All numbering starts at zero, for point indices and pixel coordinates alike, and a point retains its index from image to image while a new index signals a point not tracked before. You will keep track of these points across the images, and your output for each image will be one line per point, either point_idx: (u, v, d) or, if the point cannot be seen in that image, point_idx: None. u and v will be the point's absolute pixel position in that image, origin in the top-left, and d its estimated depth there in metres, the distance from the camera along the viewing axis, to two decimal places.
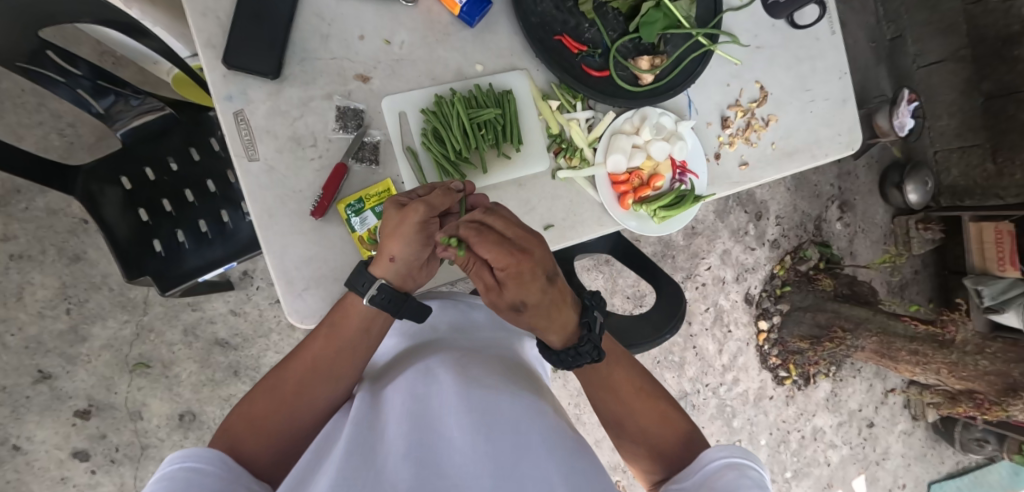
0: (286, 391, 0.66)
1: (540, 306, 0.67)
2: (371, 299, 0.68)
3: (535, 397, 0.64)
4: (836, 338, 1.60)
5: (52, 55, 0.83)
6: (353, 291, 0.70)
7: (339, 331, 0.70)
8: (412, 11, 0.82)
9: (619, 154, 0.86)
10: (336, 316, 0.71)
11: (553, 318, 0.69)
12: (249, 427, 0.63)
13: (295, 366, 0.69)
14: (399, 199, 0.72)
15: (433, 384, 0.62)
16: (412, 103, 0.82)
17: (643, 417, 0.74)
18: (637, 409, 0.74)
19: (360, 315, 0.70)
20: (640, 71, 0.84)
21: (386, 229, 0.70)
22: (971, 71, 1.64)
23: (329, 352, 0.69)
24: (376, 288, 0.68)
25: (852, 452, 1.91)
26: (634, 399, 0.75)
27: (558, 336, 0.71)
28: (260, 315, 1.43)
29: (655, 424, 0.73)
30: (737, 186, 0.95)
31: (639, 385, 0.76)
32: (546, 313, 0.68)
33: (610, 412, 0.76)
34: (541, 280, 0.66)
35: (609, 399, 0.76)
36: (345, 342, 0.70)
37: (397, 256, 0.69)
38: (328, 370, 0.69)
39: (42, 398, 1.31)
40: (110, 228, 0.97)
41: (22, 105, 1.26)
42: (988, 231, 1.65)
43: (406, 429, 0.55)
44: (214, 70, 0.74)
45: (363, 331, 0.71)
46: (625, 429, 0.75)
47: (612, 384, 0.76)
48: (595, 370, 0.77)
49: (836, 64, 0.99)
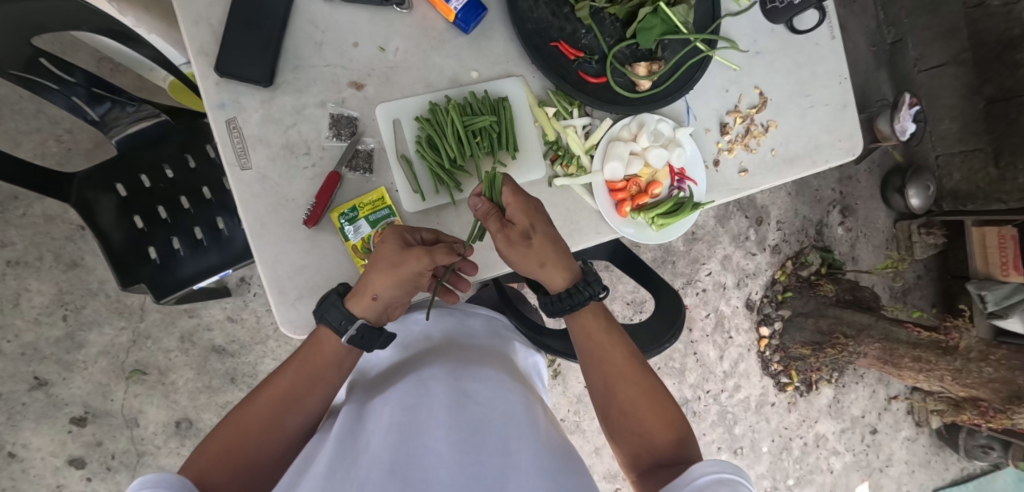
0: (255, 422, 0.65)
1: (547, 239, 0.76)
2: (349, 339, 0.69)
3: (526, 410, 0.63)
4: (838, 345, 1.57)
5: (47, 63, 0.82)
6: (328, 326, 0.69)
7: (313, 362, 0.69)
8: (406, 18, 0.82)
9: (617, 161, 0.85)
10: (309, 347, 0.70)
11: (558, 253, 0.76)
12: (216, 458, 0.62)
13: (262, 397, 0.67)
14: (403, 237, 0.73)
15: (421, 396, 0.61)
16: (407, 110, 0.81)
17: (634, 395, 0.73)
18: (628, 386, 0.73)
19: (333, 350, 0.70)
20: (638, 77, 0.83)
21: (381, 260, 0.70)
22: (973, 75, 1.62)
23: (297, 385, 0.68)
24: (353, 326, 0.68)
25: (855, 459, 1.89)
26: (622, 370, 0.75)
27: (564, 273, 0.77)
28: (258, 322, 1.42)
29: (646, 405, 0.72)
30: (736, 192, 0.94)
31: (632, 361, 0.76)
32: (554, 244, 0.76)
33: (598, 382, 0.76)
34: (545, 217, 0.77)
35: (600, 369, 0.76)
36: (315, 376, 0.69)
37: (380, 295, 0.70)
38: (302, 399, 0.68)
39: (38, 405, 1.31)
40: (104, 235, 0.96)
41: (20, 111, 1.26)
42: (992, 236, 1.64)
43: (393, 442, 0.54)
44: (207, 78, 0.74)
45: (336, 365, 0.71)
46: (615, 407, 0.74)
47: (607, 353, 0.76)
48: (591, 335, 0.77)
49: (836, 69, 0.98)
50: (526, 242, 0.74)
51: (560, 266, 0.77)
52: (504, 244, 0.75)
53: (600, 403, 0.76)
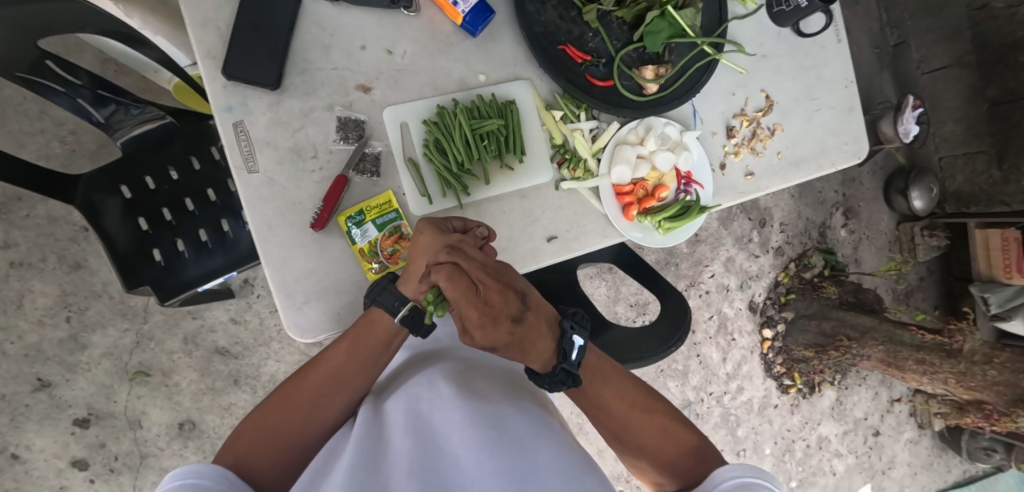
0: (304, 400, 0.67)
1: (513, 344, 0.64)
2: (401, 319, 0.68)
3: (541, 413, 0.63)
4: (840, 347, 1.58)
5: (52, 65, 0.82)
6: (382, 309, 0.69)
7: (363, 344, 0.69)
8: (413, 21, 0.81)
9: (624, 165, 0.85)
10: (359, 330, 0.70)
11: (528, 352, 0.66)
12: (258, 440, 0.63)
13: (313, 375, 0.69)
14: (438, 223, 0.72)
15: (435, 400, 0.61)
16: (415, 114, 0.81)
17: (647, 434, 0.74)
18: (640, 429, 0.74)
19: (384, 332, 0.70)
20: (645, 80, 0.83)
21: (425, 250, 0.70)
22: (976, 77, 1.62)
23: (346, 366, 0.69)
24: (406, 308, 0.68)
25: (858, 461, 1.89)
26: (629, 416, 0.75)
27: (538, 362, 0.68)
28: (261, 323, 1.43)
29: (663, 436, 0.73)
30: (743, 196, 0.94)
31: (638, 405, 0.76)
32: (522, 348, 0.65)
33: (609, 430, 0.76)
34: (513, 319, 0.63)
35: (607, 419, 0.76)
36: (363, 356, 0.70)
37: (429, 282, 0.70)
38: (349, 382, 0.69)
39: (41, 407, 1.30)
40: (109, 238, 0.96)
41: (24, 112, 1.26)
42: (995, 238, 1.63)
43: (411, 444, 0.54)
44: (214, 81, 0.74)
45: (382, 351, 0.71)
46: (634, 446, 0.75)
47: (611, 403, 0.75)
48: (593, 390, 0.75)
49: (842, 72, 0.98)
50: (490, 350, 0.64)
51: (532, 359, 0.67)
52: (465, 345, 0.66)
53: (619, 446, 0.77)
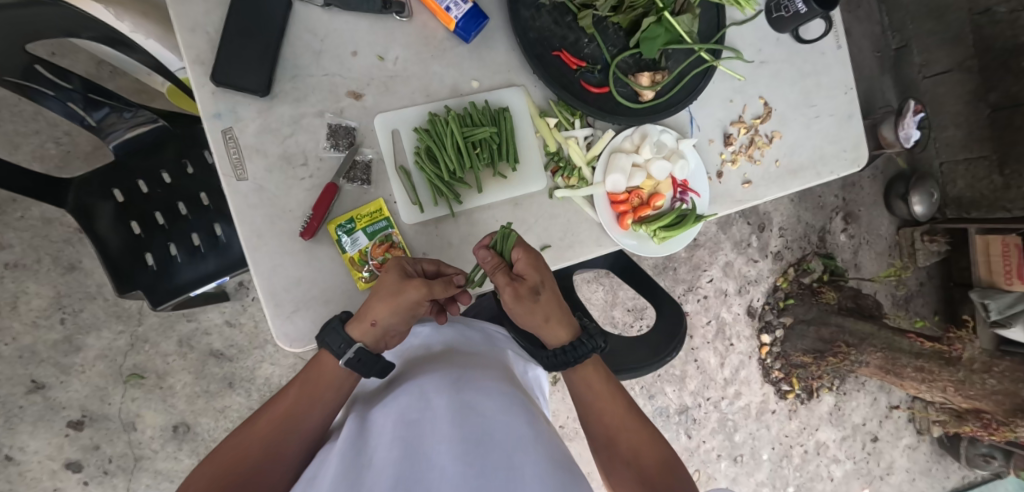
0: (257, 443, 0.65)
1: (552, 290, 0.77)
2: (347, 361, 0.68)
3: (529, 423, 0.62)
4: (840, 354, 1.57)
5: (41, 70, 0.81)
6: (327, 349, 0.68)
7: (313, 382, 0.70)
8: (406, 26, 0.80)
9: (619, 174, 0.84)
10: (312, 370, 0.71)
11: (560, 306, 0.78)
12: (209, 480, 0.60)
13: (266, 419, 0.68)
14: (403, 264, 0.73)
15: (423, 409, 0.60)
16: (407, 121, 0.80)
17: (632, 440, 0.72)
18: (628, 432, 0.73)
19: (334, 370, 0.71)
20: (641, 87, 0.82)
21: (385, 288, 0.70)
22: (977, 82, 1.61)
23: (298, 403, 0.69)
24: (352, 351, 0.68)
25: (856, 467, 1.88)
26: (620, 417, 0.74)
27: (565, 327, 0.78)
28: (257, 326, 1.42)
29: (647, 448, 0.71)
30: (740, 204, 0.93)
31: (631, 412, 0.75)
32: (557, 299, 0.77)
33: (599, 430, 0.75)
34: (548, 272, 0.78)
35: (600, 419, 0.75)
36: (314, 393, 0.70)
37: (379, 321, 0.69)
38: (305, 414, 0.68)
39: (35, 409, 1.30)
40: (102, 241, 0.95)
41: (19, 113, 1.25)
42: (996, 244, 1.64)
43: (397, 459, 0.53)
44: (203, 87, 0.73)
45: (335, 386, 0.71)
46: (617, 455, 0.72)
47: (604, 405, 0.75)
48: (589, 384, 0.76)
49: (842, 79, 0.96)
50: (535, 298, 0.75)
51: (561, 320, 0.77)
52: (511, 299, 0.74)
53: (603, 454, 0.74)
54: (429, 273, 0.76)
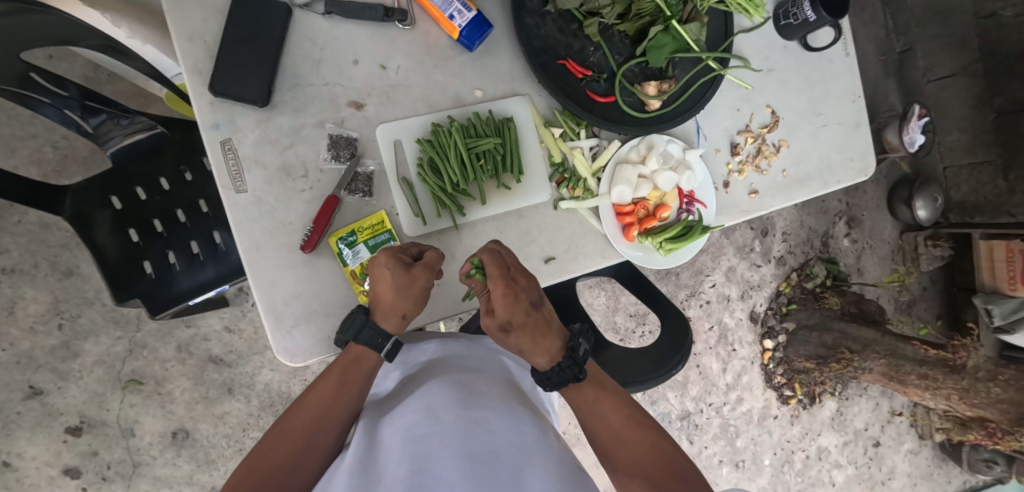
0: (297, 437, 0.65)
1: (528, 324, 0.72)
2: (387, 353, 0.72)
3: (537, 440, 0.60)
4: (843, 360, 1.55)
5: (38, 78, 0.79)
6: (365, 346, 0.69)
7: (347, 379, 0.69)
8: (408, 34, 0.79)
9: (625, 185, 0.82)
10: (344, 367, 0.70)
11: (537, 339, 0.73)
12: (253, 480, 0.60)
13: (302, 412, 0.67)
14: (393, 255, 0.70)
15: (431, 427, 0.58)
16: (408, 131, 0.78)
17: (636, 451, 0.70)
18: (631, 443, 0.71)
19: (367, 367, 0.71)
20: (648, 96, 0.80)
21: (393, 292, 0.69)
22: (983, 87, 1.60)
23: (334, 398, 0.68)
24: (391, 344, 0.71)
25: (858, 472, 1.87)
26: (622, 427, 0.73)
27: (542, 356, 0.74)
28: (256, 332, 1.40)
29: (649, 455, 0.70)
30: (746, 214, 0.91)
31: (633, 419, 0.74)
32: (533, 333, 0.72)
33: (603, 441, 0.74)
34: (529, 302, 0.73)
35: (602, 431, 0.74)
36: (349, 387, 0.69)
37: (408, 314, 0.72)
38: (338, 411, 0.68)
39: (33, 415, 1.28)
40: (99, 248, 0.93)
41: (15, 116, 1.23)
42: (999, 249, 1.60)
43: (405, 479, 0.52)
44: (201, 97, 0.71)
45: (367, 381, 0.71)
46: (622, 467, 0.71)
47: (604, 416, 0.74)
48: (583, 401, 0.75)
49: (850, 87, 0.95)
50: (506, 333, 0.73)
51: (538, 350, 0.73)
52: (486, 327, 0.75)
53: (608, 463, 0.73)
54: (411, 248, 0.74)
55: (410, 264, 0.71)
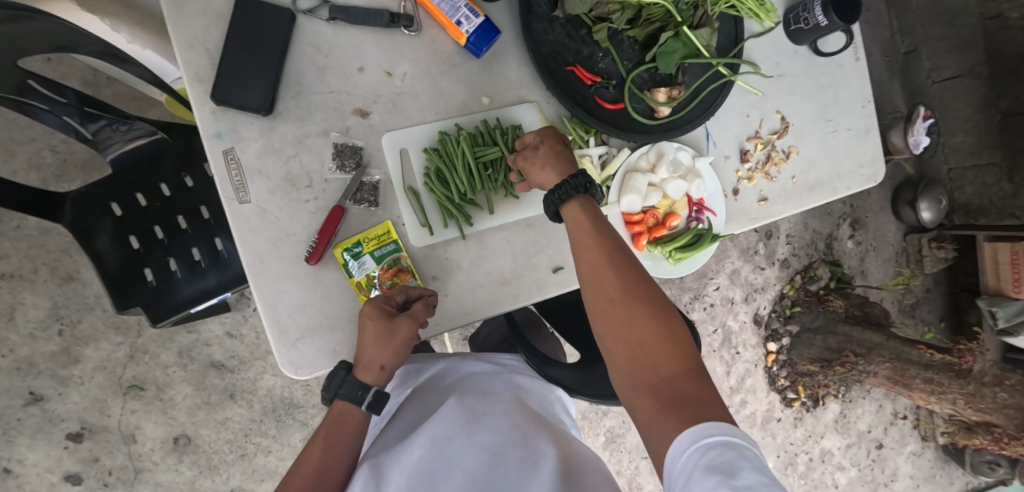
0: None
1: (556, 149, 0.71)
2: (368, 406, 0.69)
3: (544, 449, 0.60)
4: (847, 363, 1.54)
5: (35, 84, 0.78)
6: (345, 401, 0.68)
7: (336, 436, 0.67)
8: (414, 41, 0.78)
9: (634, 194, 0.82)
10: (331, 426, 0.68)
11: (560, 159, 0.70)
12: None
13: (295, 481, 0.64)
14: (377, 305, 0.70)
15: (436, 459, 0.58)
16: (415, 140, 0.77)
17: (630, 298, 0.59)
18: (626, 286, 0.60)
19: (356, 419, 0.69)
20: (657, 103, 0.79)
21: (374, 339, 0.68)
22: (989, 88, 1.58)
23: (325, 458, 0.66)
24: (370, 394, 0.68)
25: (861, 474, 1.87)
26: (619, 268, 0.61)
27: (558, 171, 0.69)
28: (258, 337, 1.39)
29: (647, 325, 0.58)
30: (756, 222, 0.90)
31: (628, 263, 0.62)
32: (558, 155, 0.70)
33: (593, 280, 0.62)
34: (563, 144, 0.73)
35: (595, 268, 0.62)
36: (339, 444, 0.67)
37: (388, 365, 0.70)
38: (333, 478, 0.65)
39: (33, 421, 1.27)
40: (99, 257, 0.92)
41: (13, 121, 1.21)
42: (1003, 251, 1.60)
43: None
44: (202, 107, 0.70)
45: (357, 434, 0.69)
46: (610, 313, 0.60)
47: (600, 252, 0.63)
48: (580, 231, 0.65)
49: (860, 92, 0.94)
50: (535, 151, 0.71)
51: (558, 169, 0.69)
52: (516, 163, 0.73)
53: (596, 318, 0.62)
54: (394, 294, 0.73)
55: (393, 313, 0.70)
